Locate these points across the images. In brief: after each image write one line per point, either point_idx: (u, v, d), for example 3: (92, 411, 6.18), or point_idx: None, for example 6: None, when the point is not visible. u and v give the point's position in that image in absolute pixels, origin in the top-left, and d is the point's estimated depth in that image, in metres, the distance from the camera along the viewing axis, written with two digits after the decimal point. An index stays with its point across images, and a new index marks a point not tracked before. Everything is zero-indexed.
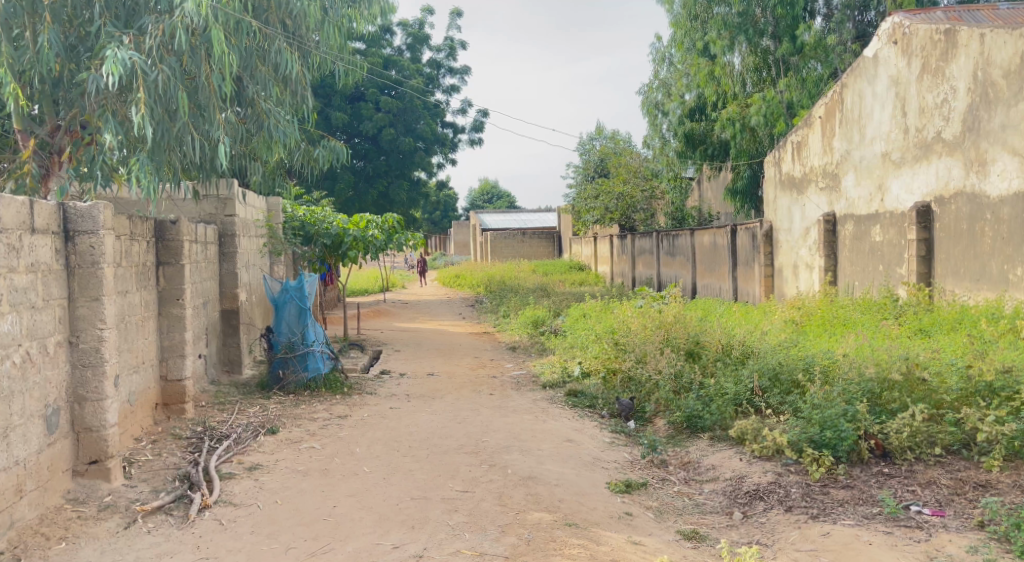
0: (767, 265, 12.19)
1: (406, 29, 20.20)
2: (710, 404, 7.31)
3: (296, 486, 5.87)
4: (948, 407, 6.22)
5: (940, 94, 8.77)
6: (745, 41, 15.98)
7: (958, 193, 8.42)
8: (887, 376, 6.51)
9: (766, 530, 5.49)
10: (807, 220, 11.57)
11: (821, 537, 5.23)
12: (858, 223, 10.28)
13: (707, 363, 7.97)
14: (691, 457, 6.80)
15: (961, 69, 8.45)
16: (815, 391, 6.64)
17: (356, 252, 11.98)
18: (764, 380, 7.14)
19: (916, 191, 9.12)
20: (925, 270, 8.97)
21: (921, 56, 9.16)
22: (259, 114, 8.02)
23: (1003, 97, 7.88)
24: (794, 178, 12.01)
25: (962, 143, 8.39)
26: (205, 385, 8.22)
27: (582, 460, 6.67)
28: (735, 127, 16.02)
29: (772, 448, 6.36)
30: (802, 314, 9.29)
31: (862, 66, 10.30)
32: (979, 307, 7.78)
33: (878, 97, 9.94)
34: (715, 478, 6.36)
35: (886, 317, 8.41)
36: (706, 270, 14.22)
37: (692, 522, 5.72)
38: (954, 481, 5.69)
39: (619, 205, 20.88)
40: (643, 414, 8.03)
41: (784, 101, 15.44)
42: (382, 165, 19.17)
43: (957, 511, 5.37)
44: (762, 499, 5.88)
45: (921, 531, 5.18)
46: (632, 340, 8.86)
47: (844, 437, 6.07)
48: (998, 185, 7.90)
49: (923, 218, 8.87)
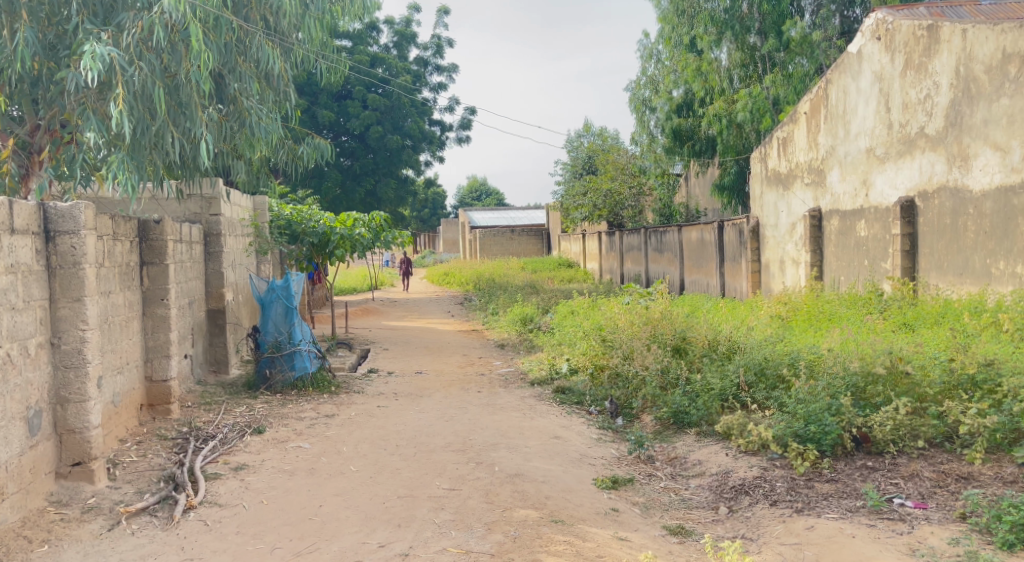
0: (753, 260, 12.23)
1: (392, 26, 20.14)
2: (696, 400, 7.35)
3: (282, 486, 5.87)
4: (931, 400, 6.29)
5: (923, 89, 8.80)
6: (732, 37, 16.03)
7: (942, 187, 8.46)
8: (871, 371, 6.56)
9: (751, 525, 5.52)
10: (792, 215, 11.60)
11: (805, 531, 5.25)
12: (842, 218, 10.33)
13: (694, 358, 8.01)
14: (678, 453, 6.83)
15: (944, 65, 8.48)
16: (800, 386, 6.69)
17: (342, 250, 11.92)
18: (750, 375, 7.19)
19: (900, 186, 9.15)
20: (909, 264, 9.01)
21: (905, 52, 9.18)
22: (242, 112, 7.97)
23: (984, 92, 7.92)
24: (780, 174, 12.03)
25: (945, 138, 8.43)
26: (191, 385, 8.21)
27: (569, 457, 6.68)
28: (722, 123, 16.00)
29: (757, 443, 6.41)
30: (789, 310, 9.30)
31: (846, 62, 10.34)
32: (961, 300, 7.82)
33: (862, 93, 9.97)
34: (701, 472, 6.40)
35: (871, 311, 8.46)
36: (694, 266, 14.25)
37: (678, 517, 5.75)
38: (937, 474, 5.72)
39: (607, 202, 20.91)
40: (630, 410, 8.04)
41: (771, 97, 15.46)
42: (369, 163, 19.09)
43: (940, 503, 5.41)
44: (748, 493, 5.92)
45: (904, 523, 5.23)
46: (620, 336, 8.86)
47: (828, 431, 6.14)
48: (979, 179, 7.94)
49: (907, 213, 8.90)
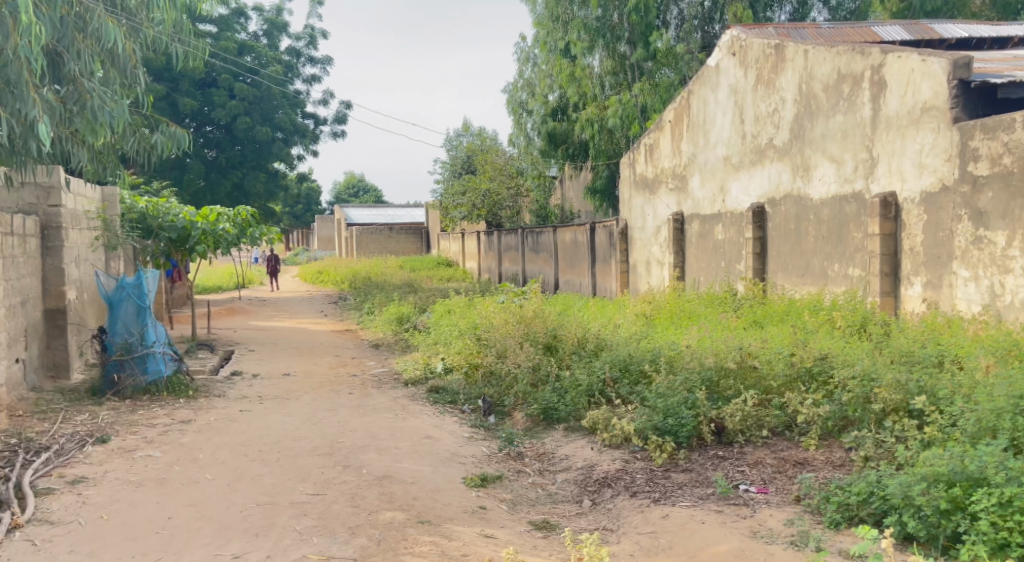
0: (622, 261, 12.79)
1: (261, 14, 19.76)
2: (565, 397, 7.71)
3: (130, 499, 5.83)
4: (775, 392, 6.86)
5: (772, 104, 9.49)
6: (603, 45, 16.67)
7: (787, 195, 9.17)
8: (723, 366, 7.09)
9: (611, 516, 5.87)
10: (658, 218, 12.21)
11: (661, 519, 5.62)
12: (702, 222, 10.96)
13: (564, 355, 8.38)
14: (546, 449, 7.18)
15: (789, 81, 9.18)
16: (660, 381, 7.16)
17: (204, 246, 11.77)
18: (615, 371, 7.61)
19: (752, 193, 9.83)
20: (760, 266, 9.70)
21: (756, 68, 9.85)
22: (82, 93, 7.43)
23: (822, 108, 8.61)
24: (647, 178, 12.63)
25: (790, 150, 9.13)
26: (24, 393, 7.95)
27: (439, 456, 6.91)
28: (594, 128, 16.53)
29: (620, 437, 6.82)
30: (653, 308, 9.80)
31: (706, 75, 11.00)
32: (803, 299, 8.49)
33: (719, 104, 10.63)
34: (568, 467, 6.75)
35: (726, 309, 9.06)
36: (567, 267, 14.75)
37: (544, 512, 6.07)
38: (778, 460, 6.22)
39: (486, 202, 21.29)
40: (502, 408, 8.30)
41: (639, 104, 16.15)
42: (235, 155, 18.70)
43: (778, 488, 5.89)
44: (610, 486, 6.28)
45: (747, 508, 5.66)
46: (494, 336, 9.20)
47: (684, 423, 6.61)
48: (819, 189, 8.66)
49: (758, 218, 9.60)
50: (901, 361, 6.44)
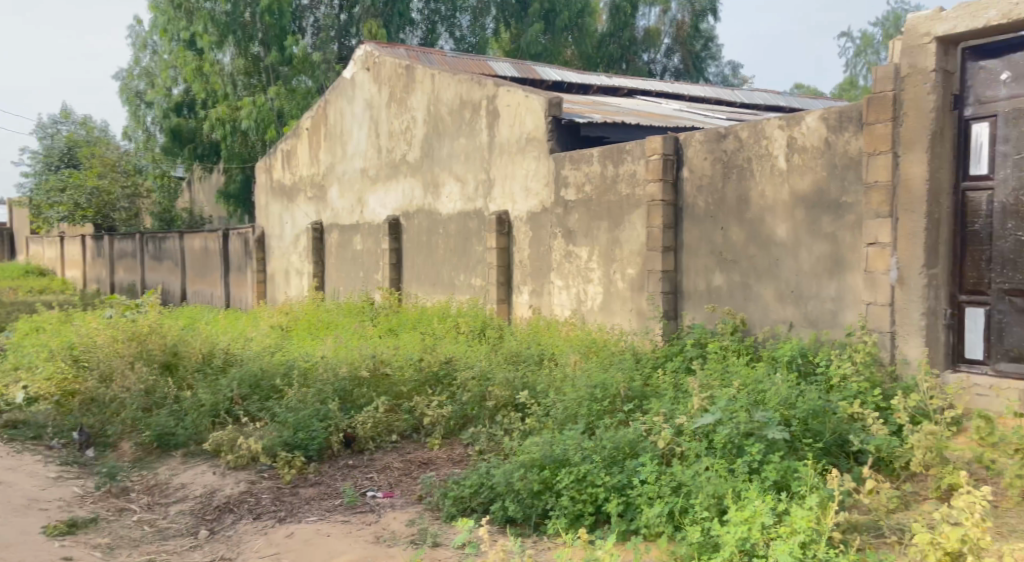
0: (260, 271, 12.93)
1: None
2: (184, 418, 7.40)
3: None
4: (405, 397, 7.39)
5: (404, 122, 10.19)
6: (234, 42, 16.33)
7: (419, 210, 9.93)
8: (357, 375, 7.54)
9: (230, 542, 5.46)
10: (297, 226, 12.35)
11: (285, 539, 5.36)
12: (342, 232, 11.38)
13: (187, 377, 8.18)
14: (157, 481, 6.67)
15: (419, 102, 9.93)
16: (291, 395, 7.30)
17: None
18: (243, 388, 7.59)
19: (388, 206, 10.48)
20: (396, 276, 10.32)
21: (389, 86, 10.48)
22: None
23: (449, 130, 9.45)
24: (285, 186, 12.74)
25: (421, 167, 9.91)
26: None
27: (11, 505, 6.00)
28: (226, 129, 16.29)
29: (246, 457, 6.65)
30: (290, 320, 10.00)
31: (341, 87, 11.43)
32: (435, 307, 9.25)
33: (355, 117, 11.12)
34: (182, 498, 6.30)
35: (364, 318, 9.57)
36: (196, 277, 14.51)
37: (149, 551, 5.48)
38: (405, 463, 6.57)
39: (93, 202, 19.62)
40: (105, 440, 7.61)
41: (273, 108, 16.17)
42: None
43: (404, 490, 6.09)
44: (230, 511, 5.95)
45: (372, 514, 5.66)
46: (94, 356, 8.38)
47: (314, 437, 6.75)
48: (447, 205, 9.52)
49: (394, 230, 10.23)
50: (512, 362, 7.37)
